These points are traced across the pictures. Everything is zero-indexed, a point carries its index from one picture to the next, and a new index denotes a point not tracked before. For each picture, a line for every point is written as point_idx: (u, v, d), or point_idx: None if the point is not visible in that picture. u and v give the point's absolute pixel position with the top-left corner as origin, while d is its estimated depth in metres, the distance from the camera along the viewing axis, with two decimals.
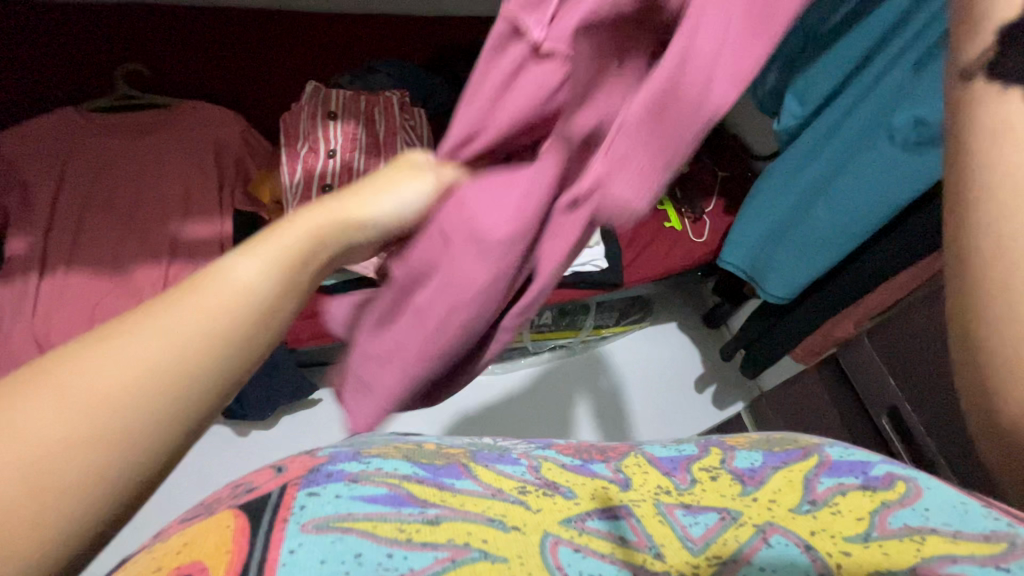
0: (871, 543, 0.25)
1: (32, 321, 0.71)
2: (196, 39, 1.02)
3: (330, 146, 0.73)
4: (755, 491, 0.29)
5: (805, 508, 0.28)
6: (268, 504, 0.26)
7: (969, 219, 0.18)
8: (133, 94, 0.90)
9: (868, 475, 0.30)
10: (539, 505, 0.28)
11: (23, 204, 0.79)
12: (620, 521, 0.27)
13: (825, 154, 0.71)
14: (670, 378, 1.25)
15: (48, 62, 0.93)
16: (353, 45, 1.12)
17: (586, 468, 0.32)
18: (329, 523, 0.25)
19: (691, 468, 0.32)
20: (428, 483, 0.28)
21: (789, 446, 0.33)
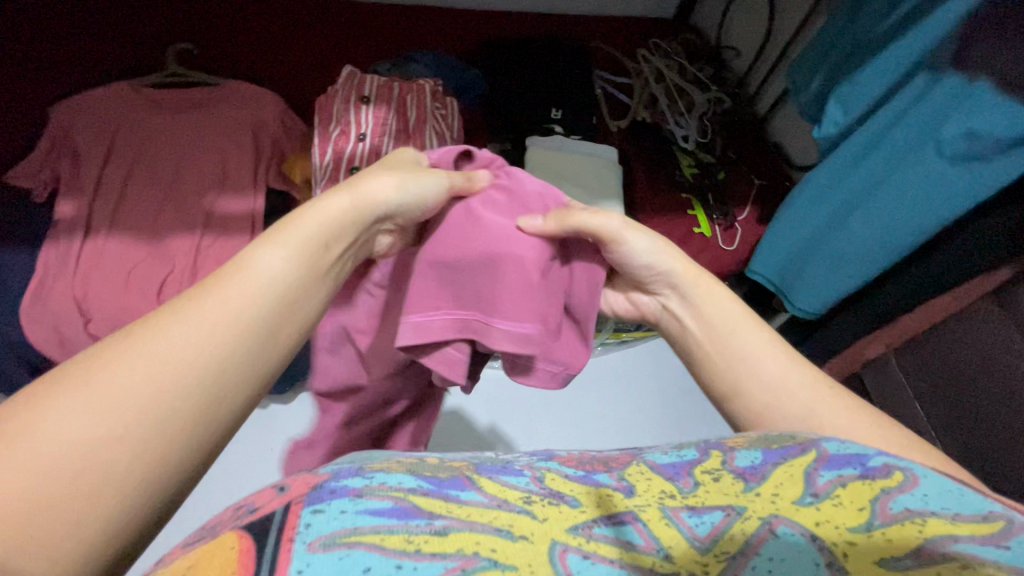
0: (875, 534, 0.23)
1: (72, 280, 0.75)
2: (247, 26, 1.07)
3: (361, 130, 0.75)
4: (757, 488, 0.26)
5: (807, 501, 0.25)
6: (275, 522, 0.23)
7: (708, 366, 0.44)
8: (183, 72, 0.95)
9: (865, 463, 0.26)
10: (546, 514, 0.26)
11: (74, 170, 0.83)
12: (628, 527, 0.25)
13: (871, 163, 0.67)
14: (688, 388, 1.22)
15: (110, 39, 0.99)
16: (394, 36, 1.15)
17: (590, 478, 0.29)
18: (335, 540, 0.22)
19: (694, 471, 0.28)
20: (433, 495, 0.26)
21: (785, 439, 0.29)
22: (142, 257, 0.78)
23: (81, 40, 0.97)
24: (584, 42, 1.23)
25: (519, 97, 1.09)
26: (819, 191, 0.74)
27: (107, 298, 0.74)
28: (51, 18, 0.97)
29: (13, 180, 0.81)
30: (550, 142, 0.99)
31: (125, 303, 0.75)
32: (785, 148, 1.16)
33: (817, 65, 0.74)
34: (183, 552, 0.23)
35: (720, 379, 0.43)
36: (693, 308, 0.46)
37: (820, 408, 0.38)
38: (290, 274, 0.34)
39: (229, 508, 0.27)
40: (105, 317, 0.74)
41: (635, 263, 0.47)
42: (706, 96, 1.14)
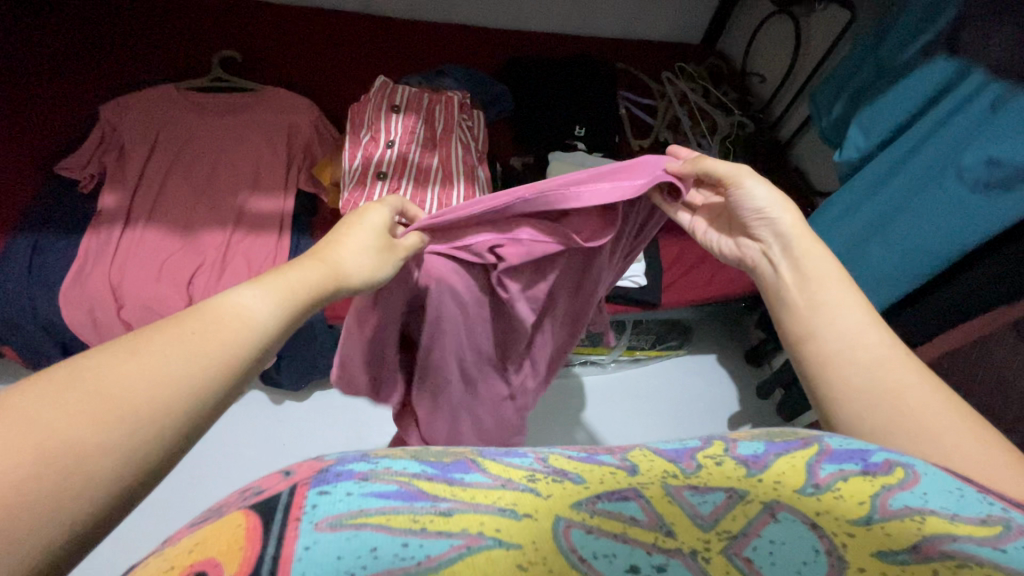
0: (873, 527, 0.24)
1: (110, 267, 0.78)
2: (288, 37, 1.13)
3: (390, 137, 0.78)
4: (760, 475, 0.27)
5: (808, 491, 0.26)
6: (280, 503, 0.23)
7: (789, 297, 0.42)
8: (225, 77, 1.00)
9: (867, 460, 0.28)
10: (549, 490, 0.25)
11: (119, 164, 0.88)
12: (630, 503, 0.25)
13: (899, 181, 0.67)
14: (701, 410, 1.21)
15: (161, 45, 1.05)
16: (425, 51, 1.20)
17: (593, 458, 0.29)
18: (343, 521, 0.22)
19: (696, 455, 0.29)
20: (437, 480, 0.26)
21: (789, 436, 0.30)
22: (176, 249, 0.82)
23: (135, 45, 1.04)
24: (609, 63, 1.26)
25: (543, 113, 1.12)
26: (844, 209, 0.74)
27: (140, 285, 0.78)
28: (110, 27, 1.04)
29: (62, 171, 0.85)
30: (572, 155, 1.00)
31: (156, 291, 0.78)
32: (808, 173, 1.16)
33: (841, 89, 0.75)
34: (191, 531, 0.23)
35: (797, 310, 0.41)
36: (791, 262, 0.43)
37: (890, 362, 0.36)
38: (271, 310, 0.29)
39: (237, 492, 0.27)
40: (137, 304, 0.78)
41: (745, 207, 0.44)
42: (729, 120, 1.15)
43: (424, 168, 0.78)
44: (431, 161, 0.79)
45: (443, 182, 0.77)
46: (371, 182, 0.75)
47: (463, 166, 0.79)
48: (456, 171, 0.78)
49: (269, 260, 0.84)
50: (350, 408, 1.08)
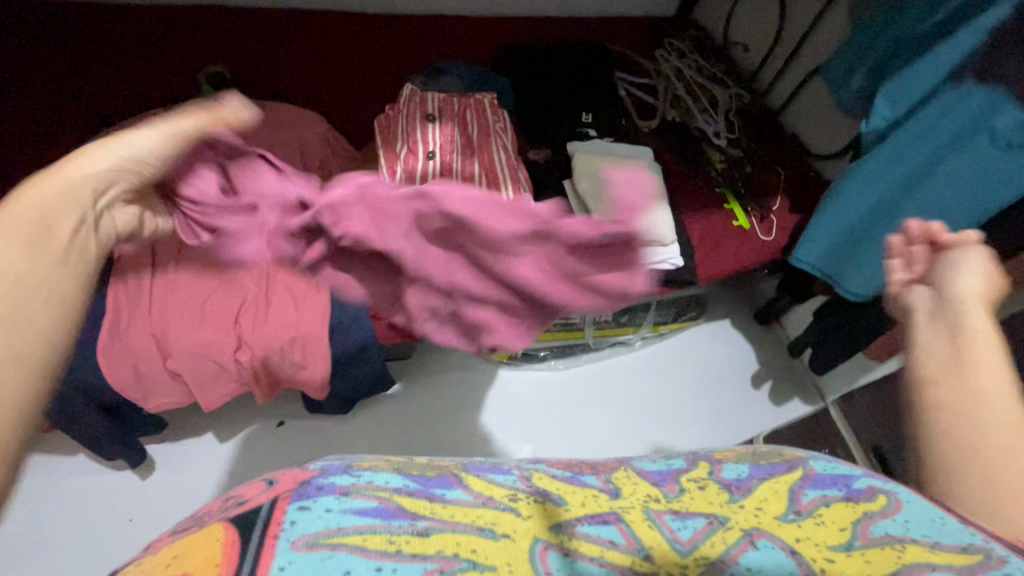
0: (854, 553, 0.30)
1: (148, 316, 0.73)
2: (272, 44, 1.06)
3: (429, 147, 0.75)
4: (740, 500, 0.34)
5: (791, 517, 0.33)
6: (259, 519, 0.28)
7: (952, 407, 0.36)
8: (218, 96, 0.93)
9: (852, 488, 0.35)
10: (529, 511, 0.32)
11: None
12: (609, 525, 0.32)
13: (910, 157, 0.73)
14: (726, 375, 1.26)
15: (138, 67, 0.97)
16: (419, 47, 1.15)
17: (576, 479, 0.37)
18: (318, 541, 0.27)
19: (680, 479, 0.37)
20: (419, 495, 0.32)
21: (775, 461, 0.39)
22: (212, 290, 0.76)
23: (109, 70, 0.96)
24: (601, 45, 1.26)
25: (550, 102, 1.12)
26: (863, 184, 0.78)
27: (185, 333, 0.74)
28: (78, 53, 0.96)
29: None
30: (591, 144, 1.02)
31: (203, 338, 0.74)
32: (802, 138, 1.21)
33: (852, 64, 0.79)
34: (177, 539, 0.29)
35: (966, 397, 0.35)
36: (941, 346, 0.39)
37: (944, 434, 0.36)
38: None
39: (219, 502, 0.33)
40: (184, 352, 0.74)
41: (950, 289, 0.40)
42: (726, 93, 1.18)
43: (469, 176, 0.76)
44: (474, 167, 0.77)
45: (491, 189, 0.75)
46: None
47: (506, 169, 0.78)
48: (501, 175, 0.77)
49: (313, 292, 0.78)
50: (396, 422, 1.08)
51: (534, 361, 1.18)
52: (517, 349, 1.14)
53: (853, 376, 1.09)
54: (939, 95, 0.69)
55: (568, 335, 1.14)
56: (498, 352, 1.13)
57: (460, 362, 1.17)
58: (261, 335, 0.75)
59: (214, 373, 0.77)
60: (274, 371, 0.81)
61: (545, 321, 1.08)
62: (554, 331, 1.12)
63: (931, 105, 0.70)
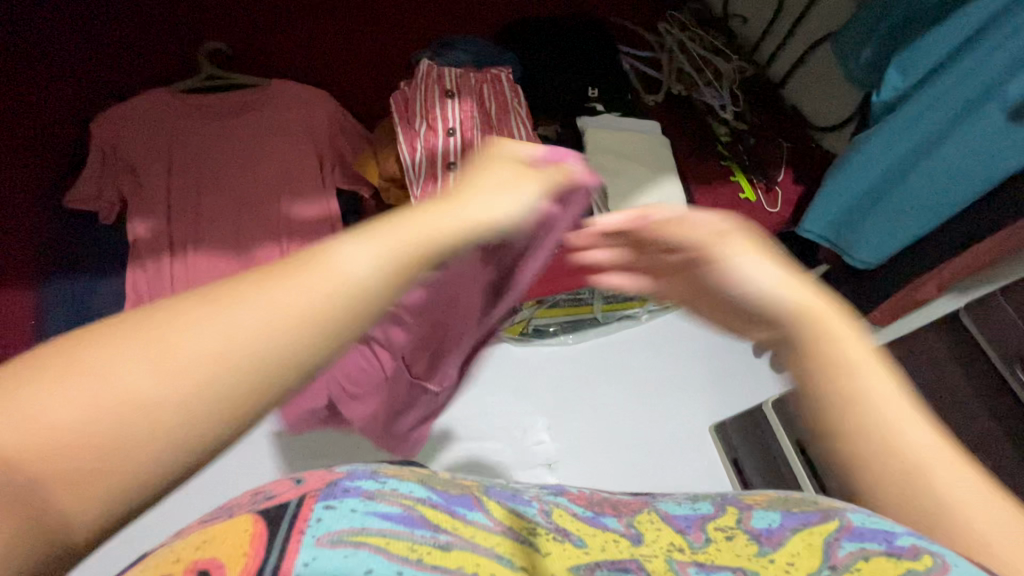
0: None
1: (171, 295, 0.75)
2: (271, 19, 1.03)
3: (450, 124, 0.75)
4: (771, 553, 0.29)
5: (826, 574, 0.27)
6: (287, 512, 0.24)
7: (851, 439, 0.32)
8: (222, 75, 0.89)
9: (892, 542, 0.28)
10: (550, 548, 0.28)
11: (136, 186, 0.81)
12: (630, 574, 0.28)
13: (919, 126, 0.75)
14: (730, 345, 1.29)
15: (136, 45, 0.94)
16: (421, 20, 1.13)
17: (598, 521, 0.33)
18: (343, 539, 0.24)
19: (706, 528, 0.33)
20: (440, 509, 0.28)
21: (811, 509, 0.33)
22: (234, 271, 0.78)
23: (108, 50, 0.93)
24: (604, 17, 1.25)
25: (556, 76, 1.11)
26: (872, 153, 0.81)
27: None
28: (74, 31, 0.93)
29: (77, 205, 0.80)
30: (600, 120, 1.03)
31: None
32: (804, 109, 1.22)
33: (867, 35, 0.81)
34: (204, 525, 0.25)
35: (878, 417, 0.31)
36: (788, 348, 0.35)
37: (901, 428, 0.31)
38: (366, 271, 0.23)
39: (249, 492, 0.29)
40: None
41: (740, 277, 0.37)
42: (729, 65, 1.18)
43: None
44: None
45: None
46: (443, 175, 0.73)
47: (526, 145, 0.78)
48: None
49: None
50: None
51: (544, 336, 1.20)
52: (527, 325, 1.16)
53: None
54: (954, 62, 0.70)
55: (578, 310, 1.16)
56: (510, 328, 1.15)
57: None
58: None
59: None
60: None
61: (556, 296, 1.09)
62: (564, 306, 1.14)
63: (946, 73, 0.71)
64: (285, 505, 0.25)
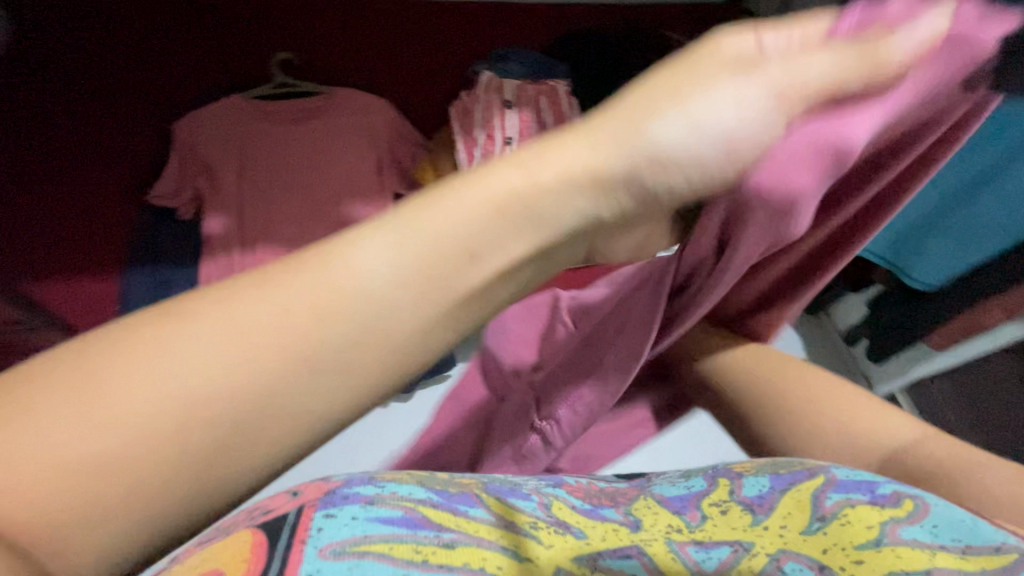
0: (884, 549, 0.27)
1: None
2: (337, 31, 1.08)
3: (508, 133, 0.78)
4: (764, 520, 0.31)
5: (815, 527, 0.30)
6: (287, 524, 0.26)
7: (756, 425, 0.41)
8: (292, 82, 0.95)
9: (875, 491, 0.30)
10: (552, 540, 0.29)
11: (211, 184, 0.88)
12: (632, 561, 0.29)
13: None
14: None
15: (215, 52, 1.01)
16: (478, 35, 1.16)
17: (596, 511, 0.33)
18: (346, 551, 0.25)
19: (701, 504, 0.33)
20: (442, 507, 0.29)
21: (793, 465, 0.33)
22: None
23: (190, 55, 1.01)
24: (660, 30, 1.25)
25: (608, 89, 1.11)
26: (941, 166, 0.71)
27: None
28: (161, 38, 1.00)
29: (158, 200, 0.87)
30: None
31: None
32: None
33: None
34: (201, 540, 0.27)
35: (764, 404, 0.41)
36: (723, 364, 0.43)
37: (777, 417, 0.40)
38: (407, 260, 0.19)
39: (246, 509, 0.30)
40: None
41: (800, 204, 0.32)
42: None
43: None
44: None
45: None
46: None
47: None
48: None
49: None
50: None
51: None
52: None
53: (924, 365, 0.93)
54: None
55: None
56: None
57: None
58: None
59: None
60: None
61: None
62: None
63: None
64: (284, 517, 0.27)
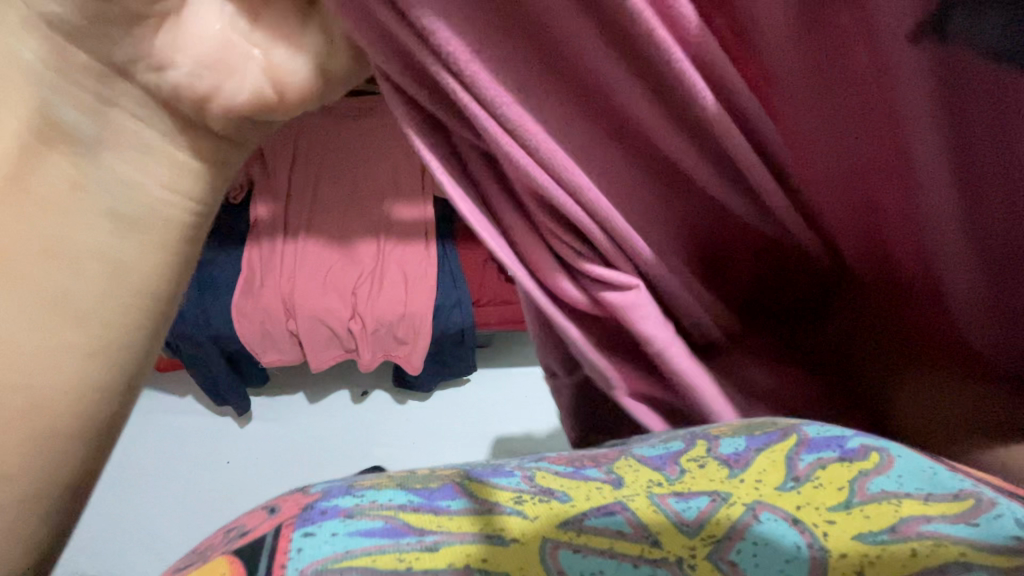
0: (853, 509, 0.30)
1: (283, 281, 1.22)
2: None
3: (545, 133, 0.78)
4: (741, 474, 0.33)
5: (790, 485, 0.32)
6: (266, 546, 0.32)
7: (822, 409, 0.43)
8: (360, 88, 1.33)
9: (845, 446, 0.33)
10: (535, 511, 0.33)
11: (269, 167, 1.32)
12: (616, 517, 0.32)
13: None
14: None
15: None
16: None
17: (579, 473, 0.36)
18: (327, 569, 0.30)
19: (680, 460, 0.35)
20: (423, 509, 0.34)
21: (768, 427, 0.36)
22: (338, 259, 1.24)
23: None
24: None
25: None
26: None
27: (315, 302, 1.22)
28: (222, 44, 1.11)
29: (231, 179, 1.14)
30: None
31: (328, 306, 1.22)
32: None
33: None
34: (182, 574, 0.33)
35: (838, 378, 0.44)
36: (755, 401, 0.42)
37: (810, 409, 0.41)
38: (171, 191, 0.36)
39: (224, 531, 0.36)
40: (312, 316, 1.23)
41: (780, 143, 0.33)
42: None
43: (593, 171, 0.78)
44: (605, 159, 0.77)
45: None
46: None
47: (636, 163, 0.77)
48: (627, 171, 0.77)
49: (420, 265, 1.23)
50: None
51: None
52: None
53: None
54: None
55: None
56: None
57: None
58: (374, 307, 1.22)
59: (324, 337, 1.26)
60: (382, 345, 1.27)
61: None
62: None
63: None
64: (259, 540, 0.33)
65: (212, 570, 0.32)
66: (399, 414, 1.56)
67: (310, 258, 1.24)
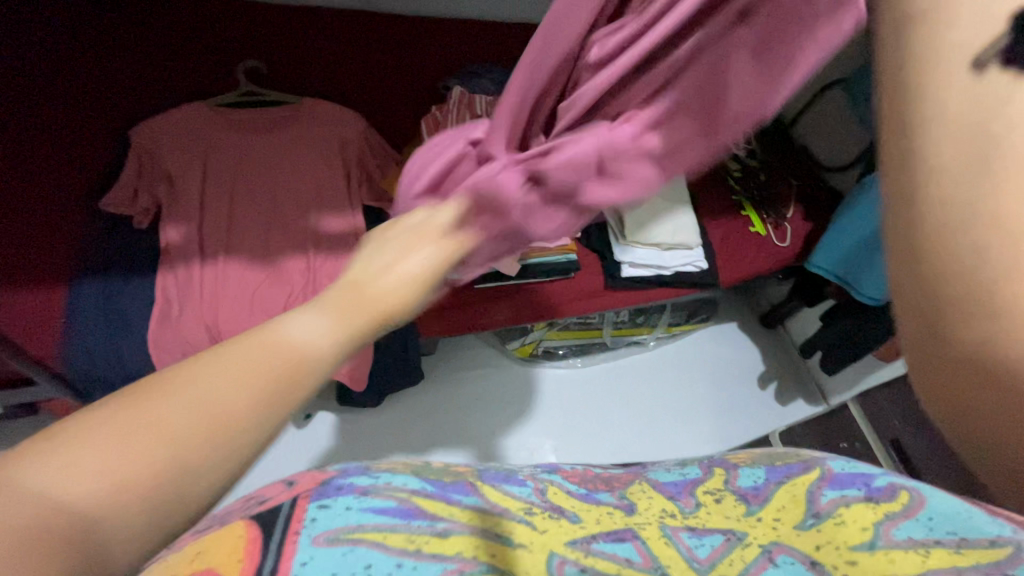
0: (877, 552, 0.31)
1: (202, 302, 0.85)
2: (281, 29, 1.12)
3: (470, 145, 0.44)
4: (758, 511, 0.36)
5: (810, 523, 0.34)
6: (279, 516, 0.30)
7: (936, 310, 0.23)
8: (256, 91, 0.99)
9: (871, 487, 0.36)
10: (545, 524, 0.33)
11: (171, 194, 0.91)
12: (626, 541, 0.33)
13: None
14: (733, 374, 1.37)
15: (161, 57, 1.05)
16: (452, 47, 1.19)
17: (591, 496, 0.38)
18: (336, 538, 0.29)
19: (694, 493, 0.38)
20: (435, 498, 0.34)
21: (792, 463, 0.40)
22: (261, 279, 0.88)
23: (134, 64, 1.03)
24: None
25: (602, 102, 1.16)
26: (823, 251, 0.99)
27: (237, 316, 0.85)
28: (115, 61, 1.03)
29: (112, 208, 0.89)
30: None
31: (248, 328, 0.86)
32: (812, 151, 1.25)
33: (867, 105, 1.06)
34: (193, 538, 0.30)
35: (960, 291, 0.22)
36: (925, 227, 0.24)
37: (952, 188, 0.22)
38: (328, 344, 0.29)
39: (232, 506, 0.34)
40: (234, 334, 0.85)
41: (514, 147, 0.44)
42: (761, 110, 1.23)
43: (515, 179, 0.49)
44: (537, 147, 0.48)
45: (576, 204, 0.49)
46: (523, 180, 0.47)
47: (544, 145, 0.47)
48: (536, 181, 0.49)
49: None
50: (385, 429, 1.18)
51: (551, 358, 1.28)
52: (537, 346, 1.23)
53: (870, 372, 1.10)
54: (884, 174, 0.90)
55: (632, 330, 1.26)
56: (519, 349, 1.23)
57: (482, 357, 1.29)
58: None
59: None
60: None
61: (565, 320, 1.16)
62: (618, 328, 1.24)
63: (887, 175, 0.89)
64: (273, 510, 0.31)
65: (226, 532, 0.29)
66: (348, 438, 1.16)
67: (231, 275, 0.87)
